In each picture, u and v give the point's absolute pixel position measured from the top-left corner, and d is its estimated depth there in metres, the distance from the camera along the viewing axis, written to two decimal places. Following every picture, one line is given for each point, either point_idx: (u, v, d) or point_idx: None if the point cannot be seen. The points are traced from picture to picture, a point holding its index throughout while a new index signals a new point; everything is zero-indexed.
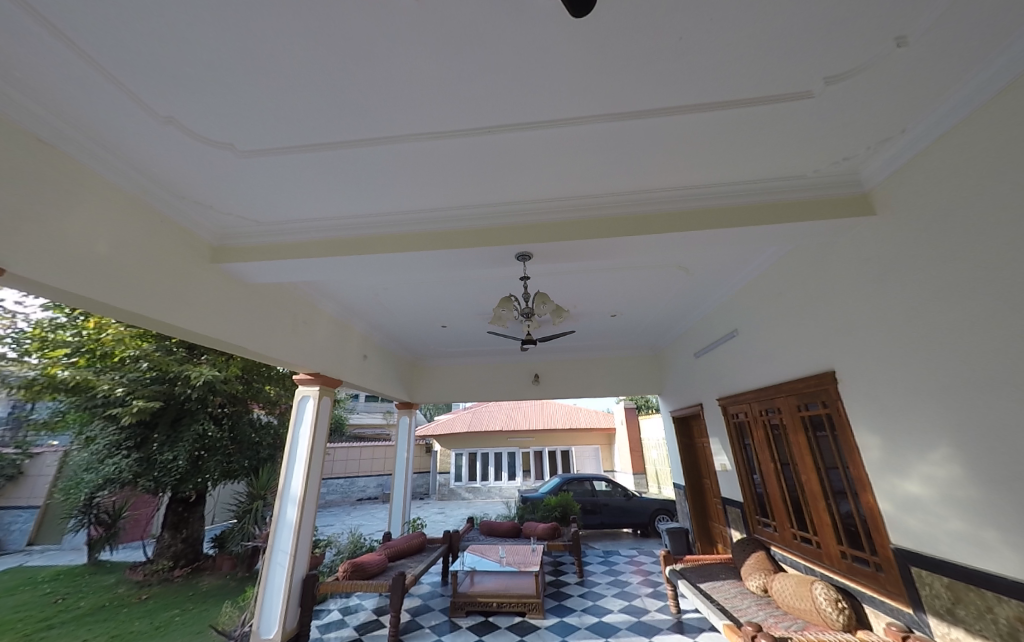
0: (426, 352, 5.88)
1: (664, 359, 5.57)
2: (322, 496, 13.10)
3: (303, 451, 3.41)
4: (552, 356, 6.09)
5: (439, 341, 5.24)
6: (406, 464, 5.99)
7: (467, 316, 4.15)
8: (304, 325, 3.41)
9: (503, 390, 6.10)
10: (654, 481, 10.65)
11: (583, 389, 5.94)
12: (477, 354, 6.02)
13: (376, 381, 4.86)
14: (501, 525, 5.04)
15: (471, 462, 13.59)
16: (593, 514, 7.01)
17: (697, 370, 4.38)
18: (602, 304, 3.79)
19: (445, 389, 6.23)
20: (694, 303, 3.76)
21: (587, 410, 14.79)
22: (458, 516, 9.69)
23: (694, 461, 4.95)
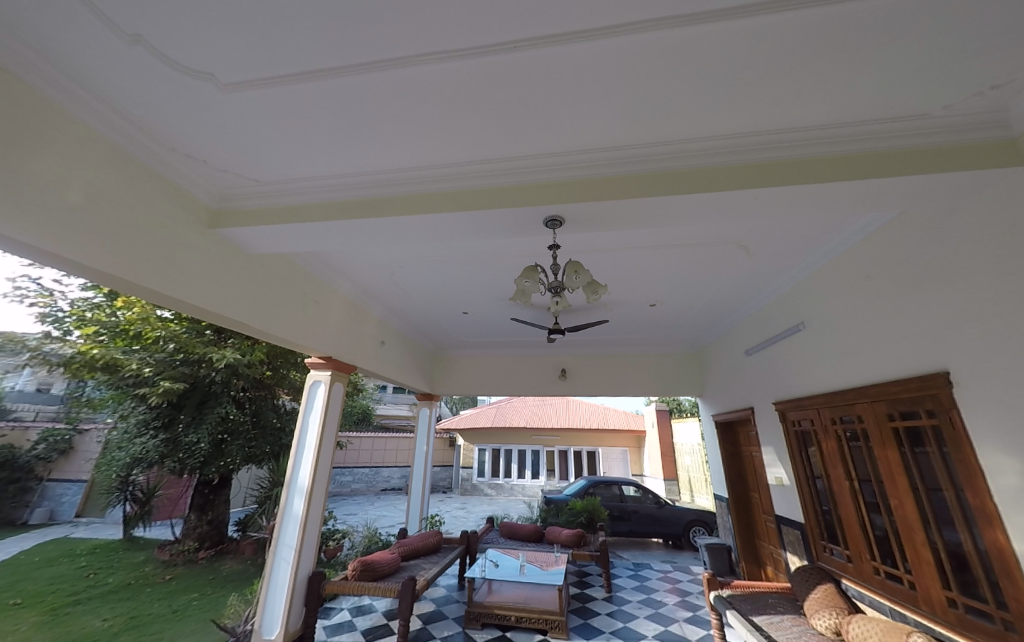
0: (449, 341, 5.62)
1: (708, 357, 5.05)
2: (348, 485, 13.23)
3: (311, 440, 3.20)
4: (582, 350, 5.69)
5: (463, 330, 4.96)
6: (426, 458, 5.76)
7: (494, 301, 3.84)
8: (316, 305, 3.20)
9: (528, 384, 5.76)
10: (688, 487, 10.14)
11: (615, 386, 5.52)
12: (502, 346, 5.71)
13: (393, 370, 4.62)
14: (522, 528, 4.71)
15: (495, 459, 13.37)
16: (621, 520, 6.58)
17: (749, 368, 3.88)
18: (643, 291, 3.38)
19: (468, 380, 5.96)
20: (749, 291, 3.29)
21: (616, 411, 14.23)
22: (480, 514, 9.43)
23: (740, 471, 4.47)
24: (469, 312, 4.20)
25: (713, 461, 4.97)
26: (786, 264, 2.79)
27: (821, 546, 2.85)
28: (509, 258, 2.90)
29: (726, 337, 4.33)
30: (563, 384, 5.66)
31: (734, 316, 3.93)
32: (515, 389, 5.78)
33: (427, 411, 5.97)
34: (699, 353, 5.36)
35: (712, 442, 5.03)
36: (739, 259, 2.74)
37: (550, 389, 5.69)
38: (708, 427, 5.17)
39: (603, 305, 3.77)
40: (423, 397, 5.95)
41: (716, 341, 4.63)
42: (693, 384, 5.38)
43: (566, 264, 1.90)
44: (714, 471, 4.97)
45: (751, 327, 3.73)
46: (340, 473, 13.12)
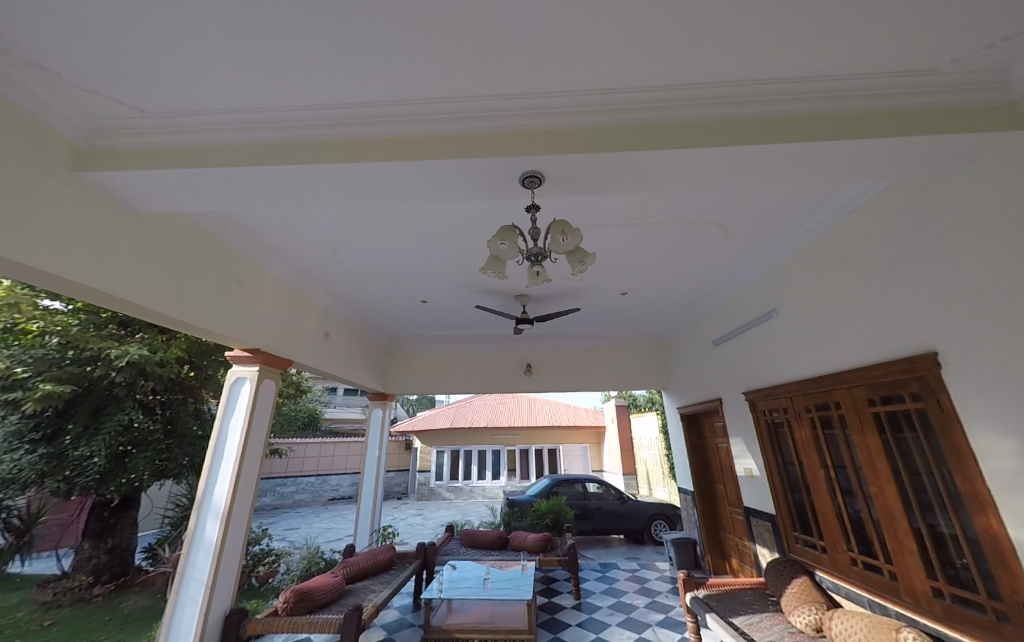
0: (405, 335, 5.16)
1: (673, 350, 5.02)
2: (291, 495, 12.15)
3: (231, 449, 2.65)
4: (548, 344, 5.47)
5: (421, 322, 4.54)
6: (380, 464, 5.26)
7: (456, 286, 3.49)
8: (238, 285, 2.65)
9: (491, 381, 5.44)
10: (646, 481, 10.35)
11: (580, 381, 5.36)
12: (463, 340, 5.34)
13: (340, 367, 4.09)
14: (483, 535, 4.37)
15: (454, 460, 12.91)
16: (584, 518, 6.46)
17: (718, 359, 3.84)
18: (616, 275, 3.20)
19: (426, 378, 5.53)
20: (723, 277, 3.21)
21: (576, 407, 14.29)
22: (438, 520, 8.97)
23: (705, 464, 4.47)
24: (428, 300, 3.81)
25: (678, 455, 4.95)
26: (763, 247, 2.71)
27: (795, 538, 2.80)
28: (474, 233, 2.57)
29: (694, 328, 4.29)
30: (528, 380, 5.40)
31: (703, 306, 3.88)
32: (476, 386, 5.43)
33: (380, 412, 5.45)
34: (664, 346, 5.33)
35: (677, 436, 5.01)
36: (719, 241, 2.61)
37: (514, 386, 5.40)
38: (672, 420, 5.15)
39: (573, 292, 3.55)
40: (375, 397, 5.44)
41: (683, 333, 4.59)
42: (658, 378, 5.35)
43: (551, 222, 1.49)
44: (679, 465, 4.95)
45: (721, 317, 3.68)
46: (282, 483, 12.01)
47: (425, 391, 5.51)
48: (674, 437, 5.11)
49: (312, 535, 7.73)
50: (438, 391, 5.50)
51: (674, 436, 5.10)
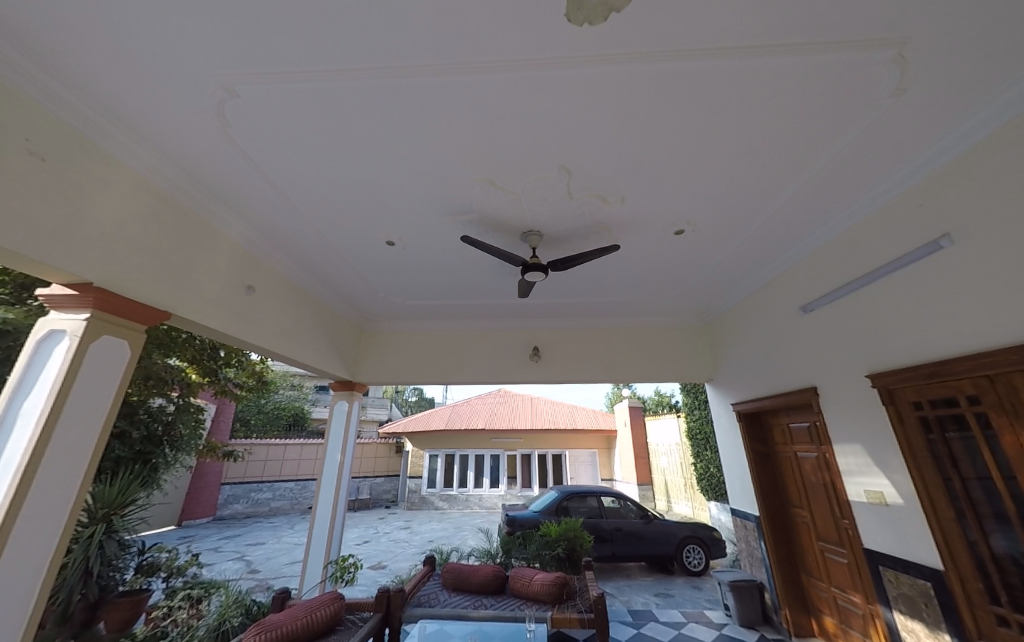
0: (379, 306, 4.03)
1: (726, 328, 3.89)
2: (267, 502, 10.99)
3: (14, 452, 1.48)
4: (560, 322, 4.35)
5: (396, 283, 3.43)
6: (344, 472, 4.14)
7: (435, 214, 2.39)
8: (50, 159, 1.53)
9: (489, 367, 4.30)
10: (664, 492, 9.19)
11: (605, 369, 4.22)
12: (453, 314, 4.21)
13: (279, 340, 2.97)
14: (472, 575, 3.29)
15: (448, 465, 11.78)
16: (601, 541, 5.43)
17: (810, 329, 2.73)
18: (682, 182, 2.08)
19: (405, 362, 4.37)
20: (849, 188, 2.09)
21: (584, 409, 13.16)
22: (424, 536, 7.86)
23: (774, 479, 3.35)
24: (402, 241, 2.72)
25: (729, 468, 3.84)
26: (953, 104, 1.61)
27: (992, 615, 1.69)
28: (454, 74, 1.47)
29: (767, 291, 3.17)
30: (537, 367, 4.27)
31: (791, 253, 2.77)
32: (470, 374, 4.28)
33: (345, 405, 4.30)
34: (710, 325, 4.22)
35: (728, 443, 3.89)
36: (889, 83, 1.51)
37: (521, 375, 4.26)
38: (721, 421, 4.04)
39: (611, 223, 2.43)
40: (338, 386, 4.28)
41: (746, 302, 3.49)
42: (701, 365, 4.23)
43: None
44: (730, 480, 3.83)
45: (825, 264, 2.56)
46: (257, 488, 10.84)
47: (404, 380, 4.36)
48: (722, 443, 4.00)
49: (275, 556, 6.55)
50: (423, 381, 4.37)
51: (722, 440, 3.99)
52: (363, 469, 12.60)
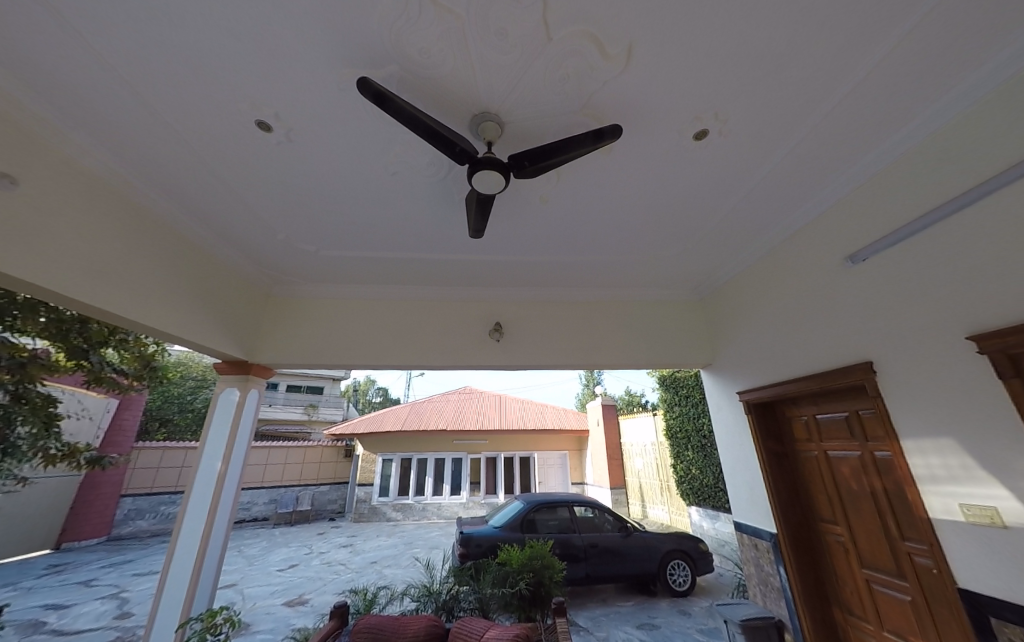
0: (291, 261, 3.03)
1: (732, 300, 3.22)
2: None
3: None
4: (528, 293, 3.54)
5: (305, 215, 2.45)
6: (226, 484, 3.10)
7: (334, 71, 1.47)
8: None
9: (440, 347, 3.38)
10: (637, 496, 8.60)
11: (584, 349, 3.45)
12: (394, 278, 3.27)
13: (85, 284, 1.89)
14: (398, 633, 2.35)
15: (404, 471, 10.66)
16: (573, 560, 4.68)
17: (862, 281, 2.07)
18: (732, 24, 1.32)
19: (328, 341, 3.35)
20: (959, 46, 1.43)
21: (555, 408, 12.41)
22: (367, 559, 6.75)
23: (795, 486, 2.69)
24: (290, 128, 1.76)
25: (733, 473, 3.15)
26: None
27: None
28: None
29: (797, 243, 2.51)
30: (501, 346, 3.42)
31: (839, 181, 2.11)
32: (415, 355, 3.34)
33: (235, 395, 3.23)
34: (710, 298, 3.55)
35: (732, 440, 3.19)
36: None
37: (481, 357, 3.38)
38: (722, 416, 3.35)
39: (610, 111, 1.64)
40: (226, 369, 3.21)
41: (764, 262, 2.83)
42: (699, 347, 3.54)
43: None
44: (733, 488, 3.15)
45: (896, 190, 1.91)
46: (171, 502, 9.22)
47: (328, 364, 3.35)
48: (722, 443, 3.32)
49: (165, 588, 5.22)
50: (355, 365, 3.39)
51: (723, 440, 3.32)
52: (306, 477, 11.18)
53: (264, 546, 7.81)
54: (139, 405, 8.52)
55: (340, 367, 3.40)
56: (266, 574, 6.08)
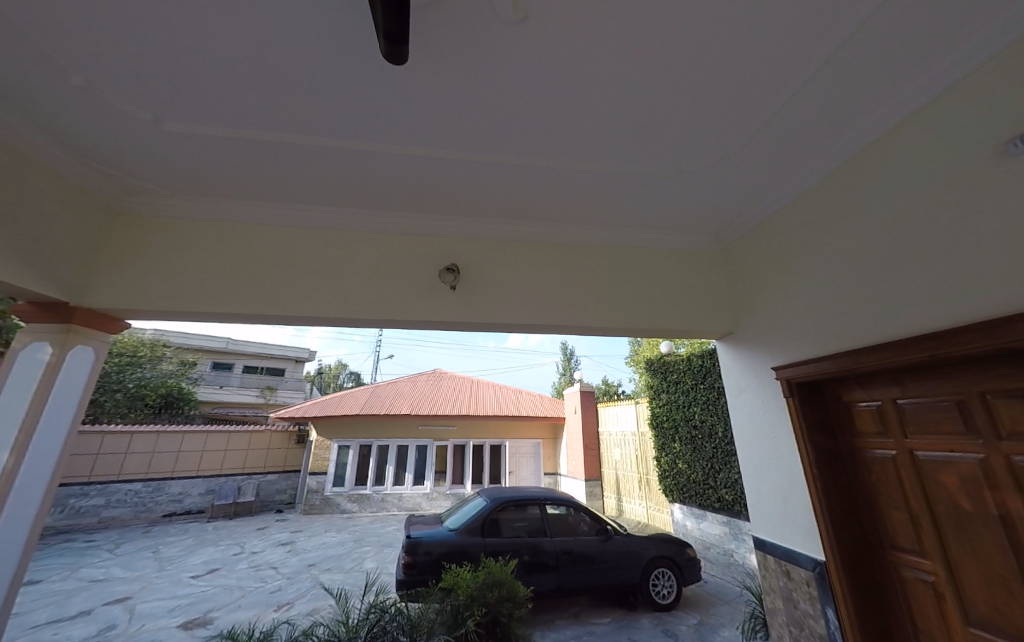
0: (116, 144, 2.08)
1: (769, 245, 2.56)
2: (99, 515, 8.01)
3: None
4: (497, 230, 2.80)
5: (108, 35, 1.52)
6: (24, 483, 2.09)
7: None
8: None
9: (376, 294, 2.57)
10: (612, 489, 8.00)
11: (564, 309, 2.68)
12: (328, 192, 2.48)
13: None
14: None
15: (363, 458, 9.72)
16: (542, 571, 3.96)
17: (1009, 181, 1.38)
18: None
19: (203, 276, 2.51)
20: None
21: (530, 394, 11.65)
22: (302, 563, 5.77)
23: (851, 496, 1.97)
24: None
25: (750, 477, 2.53)
26: None
27: None
28: None
29: (891, 145, 1.83)
30: (458, 295, 2.63)
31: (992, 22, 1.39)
32: (338, 303, 2.53)
33: (46, 353, 2.24)
34: (737, 247, 2.88)
35: (755, 435, 2.55)
36: None
37: (428, 308, 2.57)
38: (740, 407, 2.72)
39: None
40: (29, 314, 2.24)
41: (825, 184, 2.17)
42: (718, 311, 2.84)
43: None
44: (752, 494, 2.52)
45: None
46: (80, 494, 7.86)
47: (217, 313, 2.50)
48: (739, 439, 2.70)
49: (20, 615, 4.15)
50: (257, 316, 2.50)
51: (740, 435, 2.69)
52: (249, 464, 10.03)
53: (186, 546, 6.77)
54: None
55: (241, 319, 2.60)
56: (173, 582, 5.12)
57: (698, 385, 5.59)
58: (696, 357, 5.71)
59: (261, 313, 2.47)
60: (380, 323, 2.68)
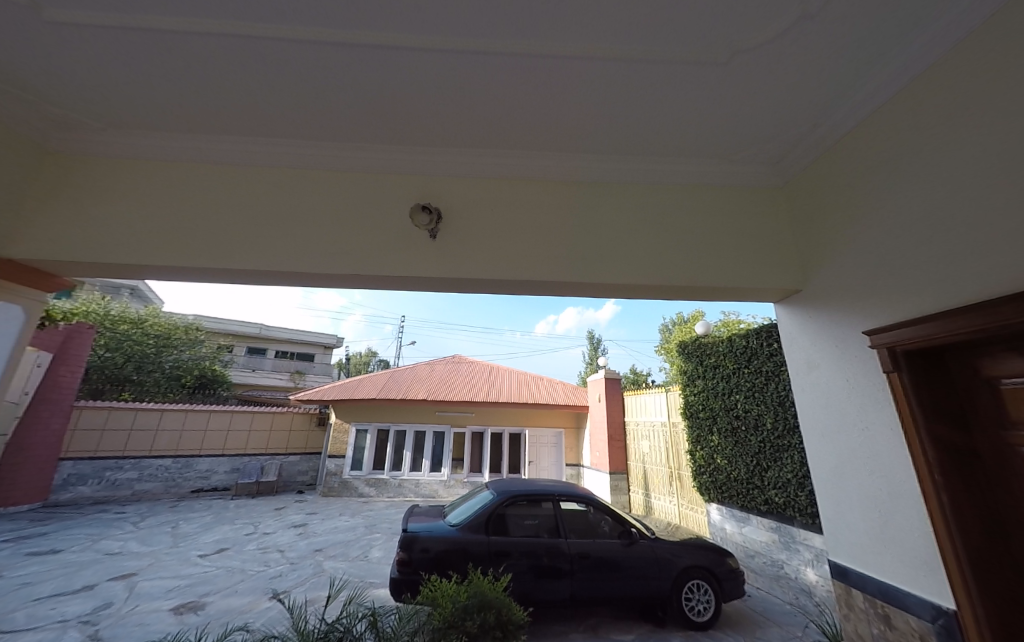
0: (13, 55, 1.68)
1: (863, 168, 1.87)
2: (132, 487, 8.26)
3: None
4: (492, 166, 2.26)
5: None
6: None
7: None
8: None
9: (338, 240, 2.10)
10: (639, 484, 7.37)
11: (574, 261, 2.11)
12: (279, 117, 2.02)
13: None
14: None
15: (381, 443, 9.56)
16: (555, 576, 3.46)
17: None
18: None
19: (146, 217, 2.07)
20: None
21: (552, 380, 11.10)
22: (310, 547, 5.56)
23: (995, 512, 1.39)
24: None
25: (826, 479, 1.96)
26: None
27: None
28: None
29: None
30: (441, 243, 2.11)
31: None
32: (293, 252, 2.07)
33: None
34: (807, 180, 2.20)
35: (832, 424, 1.93)
36: None
37: (402, 257, 2.07)
38: (810, 385, 2.09)
39: None
40: None
41: (964, 58, 1.48)
42: (780, 265, 2.18)
43: None
44: (828, 500, 1.94)
45: None
46: (116, 468, 8.13)
47: (145, 269, 2.08)
48: (807, 427, 2.10)
49: (27, 587, 4.08)
50: (201, 271, 2.06)
51: (810, 422, 2.08)
52: (272, 445, 10.10)
53: (204, 522, 6.77)
54: (76, 361, 7.76)
55: (184, 274, 2.19)
56: (181, 562, 4.92)
57: (740, 370, 4.87)
58: (738, 338, 4.96)
59: (201, 266, 2.03)
60: (347, 280, 2.20)
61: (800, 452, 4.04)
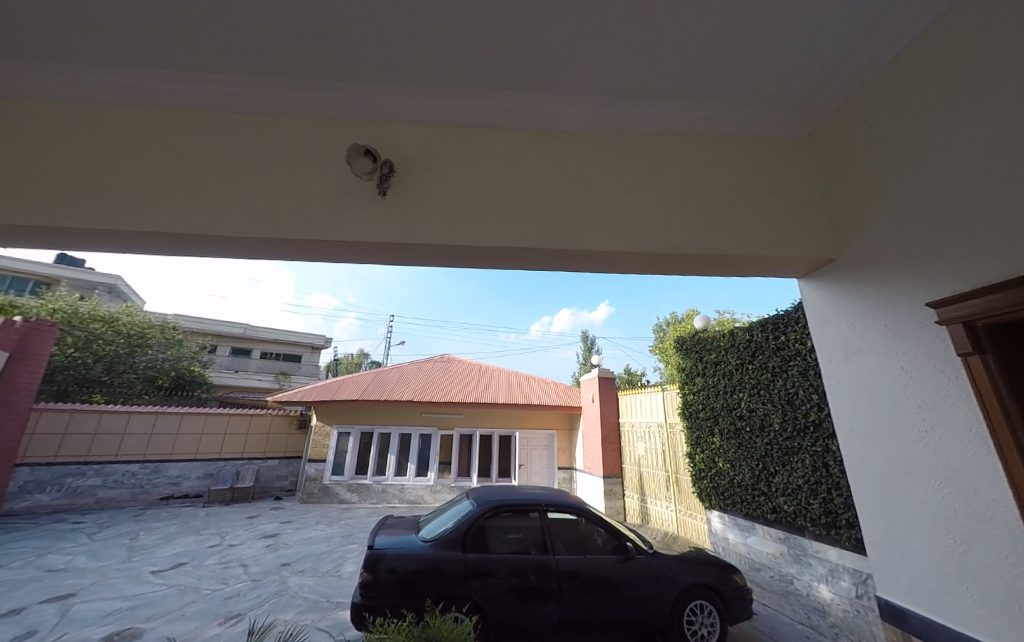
0: None
1: (912, 106, 1.53)
2: (95, 494, 7.73)
3: None
4: (459, 114, 1.88)
5: None
6: None
7: None
8: None
9: (266, 198, 1.71)
10: (635, 488, 6.98)
11: (555, 223, 1.73)
12: (192, 37, 1.64)
13: None
14: None
15: (364, 446, 9.10)
16: (541, 598, 3.05)
17: None
18: None
19: (26, 161, 1.67)
20: None
21: (545, 381, 10.69)
22: (279, 561, 5.11)
23: None
24: None
25: (871, 491, 1.61)
26: None
27: None
28: None
29: None
30: (395, 201, 1.72)
31: None
32: (211, 212, 1.67)
33: None
34: (831, 128, 1.87)
35: (876, 423, 1.59)
36: None
37: (350, 223, 1.70)
38: (845, 376, 1.75)
39: None
40: None
41: None
42: (803, 231, 1.83)
43: None
44: (876, 518, 1.60)
45: None
46: (80, 474, 7.61)
47: (25, 232, 1.67)
48: (843, 427, 1.76)
49: None
50: (96, 234, 1.66)
51: (846, 422, 1.74)
52: (250, 449, 9.59)
53: (167, 533, 6.27)
54: (36, 361, 7.22)
55: (80, 237, 1.78)
56: (130, 579, 4.44)
57: (745, 367, 4.50)
58: (742, 332, 4.61)
59: (92, 224, 1.63)
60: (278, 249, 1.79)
61: (812, 456, 3.68)
